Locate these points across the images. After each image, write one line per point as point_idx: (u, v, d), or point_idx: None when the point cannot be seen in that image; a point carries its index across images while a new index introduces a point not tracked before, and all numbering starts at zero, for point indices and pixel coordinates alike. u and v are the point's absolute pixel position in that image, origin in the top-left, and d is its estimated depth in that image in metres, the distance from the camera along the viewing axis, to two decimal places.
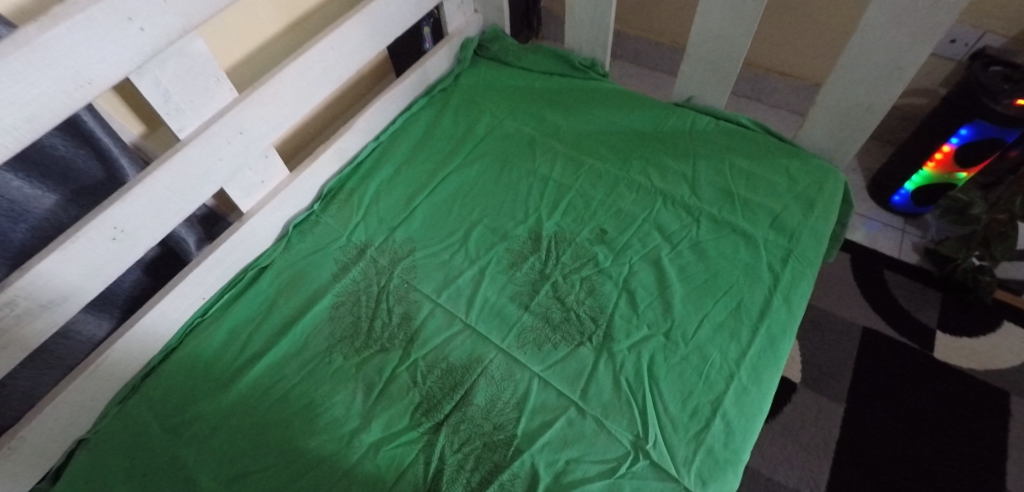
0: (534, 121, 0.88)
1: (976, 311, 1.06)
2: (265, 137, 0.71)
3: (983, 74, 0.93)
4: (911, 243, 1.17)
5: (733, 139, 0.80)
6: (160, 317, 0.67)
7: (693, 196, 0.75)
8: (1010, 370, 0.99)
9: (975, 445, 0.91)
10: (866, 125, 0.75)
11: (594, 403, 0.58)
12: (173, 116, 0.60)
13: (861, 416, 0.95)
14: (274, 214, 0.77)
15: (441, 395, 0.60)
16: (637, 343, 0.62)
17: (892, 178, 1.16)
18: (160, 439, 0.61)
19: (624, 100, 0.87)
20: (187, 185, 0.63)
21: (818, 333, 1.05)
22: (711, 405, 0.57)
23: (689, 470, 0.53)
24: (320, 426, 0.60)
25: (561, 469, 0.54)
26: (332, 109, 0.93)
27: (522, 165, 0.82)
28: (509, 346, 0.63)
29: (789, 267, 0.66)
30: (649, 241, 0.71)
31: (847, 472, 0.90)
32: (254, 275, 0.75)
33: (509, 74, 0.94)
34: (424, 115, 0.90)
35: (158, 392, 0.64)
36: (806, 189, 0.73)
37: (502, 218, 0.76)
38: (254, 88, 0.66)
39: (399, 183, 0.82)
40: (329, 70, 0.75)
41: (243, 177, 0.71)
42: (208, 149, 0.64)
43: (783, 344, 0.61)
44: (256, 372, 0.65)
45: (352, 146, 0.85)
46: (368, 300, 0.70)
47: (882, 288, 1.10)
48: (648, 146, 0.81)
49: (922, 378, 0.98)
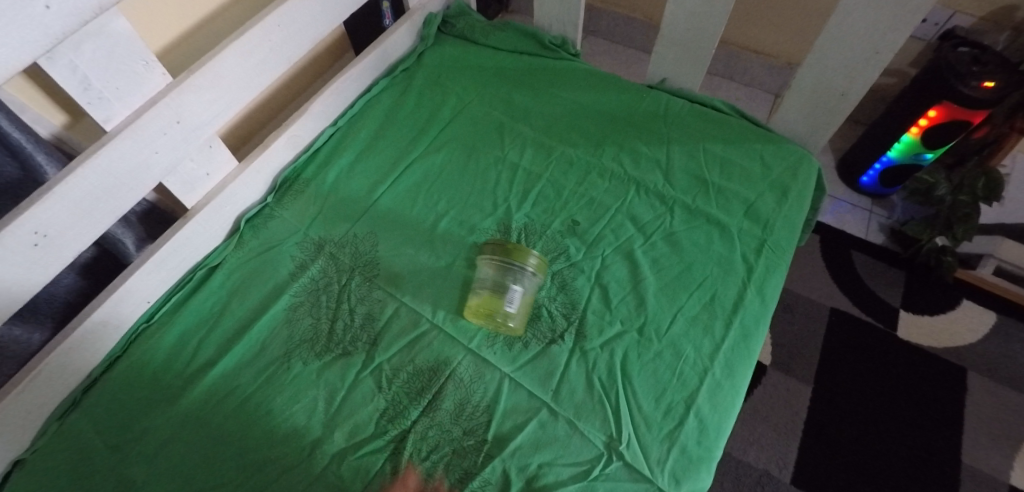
0: (502, 104, 0.83)
1: (937, 290, 1.09)
2: (207, 125, 0.65)
3: (951, 55, 0.93)
4: (877, 223, 1.19)
5: (707, 124, 0.77)
6: (101, 324, 0.61)
7: (667, 184, 0.73)
8: (966, 346, 1.03)
9: (933, 421, 0.94)
10: (841, 109, 0.73)
11: (566, 404, 0.56)
12: (95, 105, 0.54)
13: (827, 396, 0.97)
14: (223, 208, 0.71)
15: (407, 400, 0.58)
16: (610, 340, 0.60)
17: (861, 158, 1.16)
18: (104, 456, 0.56)
19: (596, 82, 0.83)
20: (119, 182, 0.57)
21: (787, 315, 1.07)
22: (685, 403, 0.56)
23: (662, 470, 0.52)
24: (280, 436, 0.57)
25: (533, 473, 0.52)
26: (285, 91, 0.86)
27: (491, 151, 0.78)
28: (478, 347, 0.61)
29: (763, 257, 0.65)
30: (622, 232, 0.69)
31: (814, 450, 0.92)
32: (203, 275, 0.70)
33: (475, 53, 0.88)
34: (385, 98, 0.85)
35: (102, 407, 0.59)
36: (780, 176, 0.72)
37: (470, 210, 0.73)
38: (190, 72, 0.60)
39: (360, 172, 0.77)
40: (277, 50, 0.69)
41: (184, 169, 0.66)
42: (140, 141, 0.58)
43: (756, 337, 0.60)
44: (209, 380, 0.60)
45: (307, 132, 0.79)
46: (328, 300, 0.66)
47: (848, 268, 1.12)
48: (621, 131, 0.78)
49: (885, 356, 1.01)
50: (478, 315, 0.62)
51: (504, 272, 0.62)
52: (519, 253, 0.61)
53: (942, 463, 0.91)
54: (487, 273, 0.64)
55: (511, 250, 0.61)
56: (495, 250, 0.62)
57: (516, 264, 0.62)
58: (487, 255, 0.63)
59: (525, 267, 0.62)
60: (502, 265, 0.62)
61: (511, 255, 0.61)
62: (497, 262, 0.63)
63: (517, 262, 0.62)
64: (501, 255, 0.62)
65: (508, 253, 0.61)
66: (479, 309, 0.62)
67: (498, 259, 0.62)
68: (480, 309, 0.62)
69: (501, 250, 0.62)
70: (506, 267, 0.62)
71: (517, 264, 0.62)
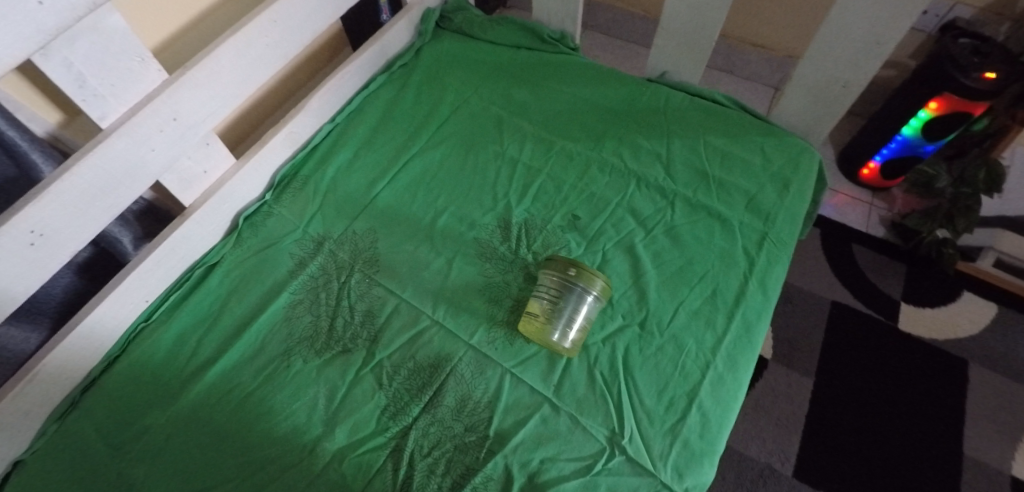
0: (501, 98, 0.83)
1: (938, 282, 1.09)
2: (204, 123, 0.64)
3: (953, 47, 0.93)
4: (878, 216, 1.18)
5: (708, 116, 0.77)
6: (98, 324, 0.61)
7: (667, 178, 0.72)
8: (968, 338, 1.03)
9: (934, 413, 0.94)
10: (842, 101, 0.73)
11: (568, 399, 0.56)
12: (91, 103, 0.53)
13: (829, 390, 0.97)
14: (220, 206, 0.71)
15: (409, 397, 0.57)
16: (612, 334, 0.60)
17: (861, 151, 1.16)
18: (105, 456, 0.56)
19: (595, 76, 0.83)
20: (115, 180, 0.57)
21: (788, 309, 1.06)
22: (687, 396, 0.56)
23: (665, 464, 0.52)
24: (281, 434, 0.56)
25: (535, 469, 0.52)
26: (283, 88, 0.86)
27: (490, 146, 0.78)
28: (478, 342, 0.60)
29: (764, 250, 0.65)
30: (623, 226, 0.69)
31: (816, 444, 0.92)
32: (202, 274, 0.69)
33: (473, 48, 0.88)
34: (384, 93, 0.84)
35: (102, 406, 0.59)
36: (781, 169, 0.71)
37: (469, 206, 0.72)
38: (186, 68, 0.59)
39: (359, 168, 0.77)
40: (275, 46, 0.69)
41: (182, 166, 0.65)
42: (136, 139, 0.57)
43: (758, 330, 0.60)
44: (209, 378, 0.60)
45: (305, 129, 0.78)
46: (328, 298, 0.66)
47: (849, 262, 1.12)
48: (622, 124, 0.78)
49: (887, 349, 1.01)
50: (533, 331, 0.60)
51: (566, 291, 0.60)
52: (587, 274, 0.58)
53: (944, 455, 0.91)
54: (546, 290, 0.61)
55: (577, 270, 0.59)
56: (560, 267, 0.60)
57: (580, 286, 0.59)
58: (550, 270, 0.61)
59: (591, 288, 0.59)
60: (564, 284, 0.60)
61: (576, 275, 0.59)
62: (559, 279, 0.60)
63: (582, 283, 0.59)
64: (566, 273, 0.59)
65: (575, 272, 0.59)
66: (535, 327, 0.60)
67: (562, 276, 0.60)
68: (537, 327, 0.60)
69: (566, 268, 0.59)
70: (569, 286, 0.60)
71: (582, 284, 0.59)
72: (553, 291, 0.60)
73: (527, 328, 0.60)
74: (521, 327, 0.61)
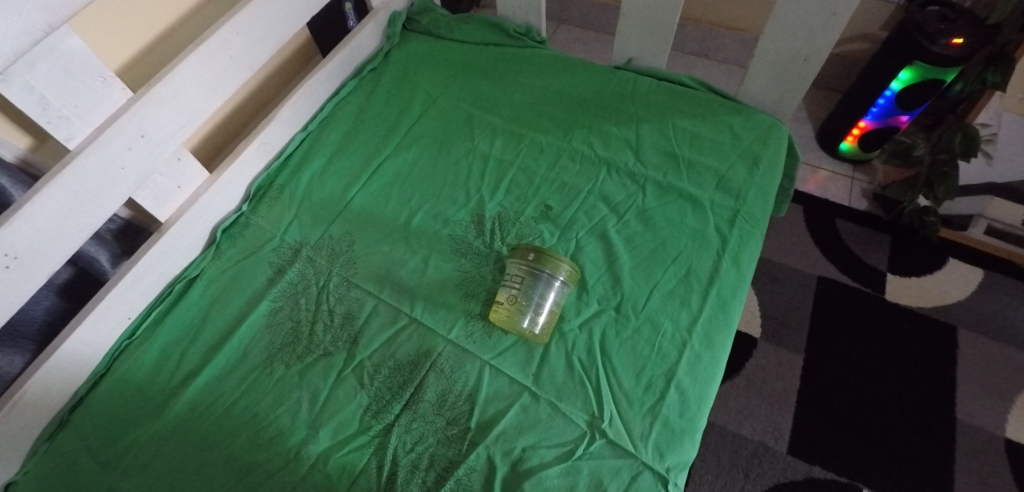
0: (470, 95, 0.83)
1: (923, 251, 1.09)
2: (173, 137, 0.65)
3: (919, 15, 0.93)
4: (860, 189, 1.19)
5: (674, 99, 0.78)
6: (82, 343, 0.61)
7: (637, 162, 0.73)
8: (955, 304, 1.03)
9: (925, 381, 0.95)
10: (805, 76, 0.73)
11: (547, 387, 0.57)
12: (56, 125, 0.54)
13: (819, 364, 0.97)
14: (197, 220, 0.71)
15: (391, 394, 0.58)
16: (588, 320, 0.61)
17: (839, 125, 1.16)
18: (95, 473, 0.56)
19: (563, 67, 0.84)
20: (88, 199, 0.57)
21: (774, 286, 1.07)
22: (665, 377, 0.56)
23: (646, 445, 0.52)
24: (267, 440, 0.57)
25: (518, 457, 0.53)
26: (255, 99, 0.86)
27: (461, 144, 0.79)
28: (456, 337, 0.61)
29: (736, 228, 0.65)
30: (595, 213, 0.69)
31: (809, 418, 0.92)
32: (183, 288, 0.70)
33: (441, 48, 0.89)
34: (355, 98, 0.85)
35: (90, 424, 0.59)
36: (750, 146, 0.72)
37: (443, 203, 0.73)
38: (151, 85, 0.60)
39: (333, 174, 0.78)
40: (239, 57, 0.69)
41: (154, 183, 0.66)
42: (106, 157, 0.57)
43: (733, 306, 0.60)
44: (194, 390, 0.60)
45: (278, 139, 0.79)
46: (307, 303, 0.66)
47: (833, 236, 1.12)
48: (590, 113, 0.78)
49: (875, 320, 1.01)
50: (503, 319, 0.61)
51: (533, 278, 0.61)
52: (552, 260, 0.59)
53: (937, 421, 0.91)
54: (514, 278, 0.62)
55: (541, 257, 0.60)
56: (526, 255, 0.61)
57: (546, 271, 0.60)
58: (517, 259, 0.62)
59: (557, 274, 0.60)
60: (531, 271, 0.61)
61: (541, 262, 0.60)
62: (525, 267, 0.61)
63: (547, 269, 0.60)
64: (531, 260, 0.60)
65: (540, 259, 0.60)
66: (504, 316, 0.61)
67: (528, 264, 0.61)
68: (505, 315, 0.61)
69: (531, 254, 0.60)
70: (536, 273, 0.61)
71: (548, 270, 0.60)
72: (520, 278, 0.61)
73: (496, 317, 0.61)
74: (491, 316, 0.62)
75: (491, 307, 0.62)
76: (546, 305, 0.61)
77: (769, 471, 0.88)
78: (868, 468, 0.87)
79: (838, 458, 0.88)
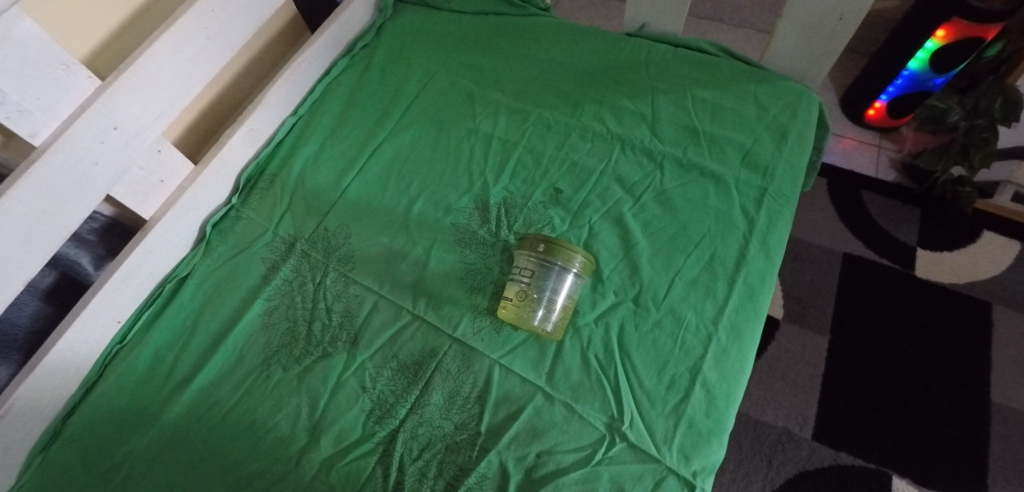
0: (470, 70, 0.78)
1: (955, 223, 1.03)
2: (150, 129, 0.60)
3: None
4: (887, 159, 1.12)
5: (692, 68, 0.71)
6: (69, 350, 0.57)
7: (654, 139, 0.67)
8: (990, 280, 0.97)
9: (957, 361, 0.90)
10: (838, 37, 0.67)
11: (562, 386, 0.53)
12: (17, 120, 0.49)
13: (845, 347, 0.92)
14: (184, 215, 0.67)
15: (395, 398, 0.54)
16: (604, 313, 0.56)
17: (864, 92, 1.09)
18: (91, 487, 0.53)
19: (569, 36, 0.77)
20: (60, 199, 0.52)
21: (798, 265, 1.01)
22: (689, 373, 0.51)
23: (670, 448, 0.48)
24: (265, 448, 0.53)
25: (532, 463, 0.49)
26: (242, 83, 0.81)
27: (462, 123, 0.73)
28: (463, 335, 0.57)
29: (765, 208, 0.60)
30: (609, 196, 0.64)
31: (835, 404, 0.88)
32: (173, 288, 0.66)
33: (438, 19, 0.82)
34: (346, 78, 0.80)
35: (83, 435, 0.56)
36: (777, 117, 0.66)
37: (444, 189, 0.68)
38: (119, 72, 0.55)
39: (326, 161, 0.73)
40: (216, 37, 0.64)
41: (131, 178, 0.61)
42: (77, 153, 0.52)
43: (762, 294, 0.55)
44: (189, 396, 0.57)
45: (266, 125, 0.74)
46: (304, 301, 0.62)
47: (859, 210, 1.06)
48: (602, 85, 0.72)
49: (904, 298, 0.96)
50: (512, 316, 0.56)
51: (545, 270, 0.56)
52: (564, 251, 0.55)
53: (970, 403, 0.87)
54: (523, 269, 0.58)
55: (551, 248, 0.55)
56: (536, 246, 0.56)
57: (558, 263, 0.56)
58: (526, 250, 0.57)
59: (570, 266, 0.55)
60: (541, 263, 0.56)
61: (552, 254, 0.55)
62: (535, 259, 0.57)
63: (560, 261, 0.55)
64: (541, 252, 0.55)
65: (551, 251, 0.55)
66: (512, 312, 0.56)
67: (538, 256, 0.56)
68: (513, 311, 0.56)
69: (540, 245, 0.55)
70: (547, 265, 0.56)
71: (561, 263, 0.55)
72: (529, 271, 0.57)
73: (505, 313, 0.57)
74: (500, 312, 0.57)
75: (500, 302, 0.58)
76: (558, 300, 0.56)
77: (794, 457, 0.84)
78: (897, 454, 0.83)
79: (865, 444, 0.84)
